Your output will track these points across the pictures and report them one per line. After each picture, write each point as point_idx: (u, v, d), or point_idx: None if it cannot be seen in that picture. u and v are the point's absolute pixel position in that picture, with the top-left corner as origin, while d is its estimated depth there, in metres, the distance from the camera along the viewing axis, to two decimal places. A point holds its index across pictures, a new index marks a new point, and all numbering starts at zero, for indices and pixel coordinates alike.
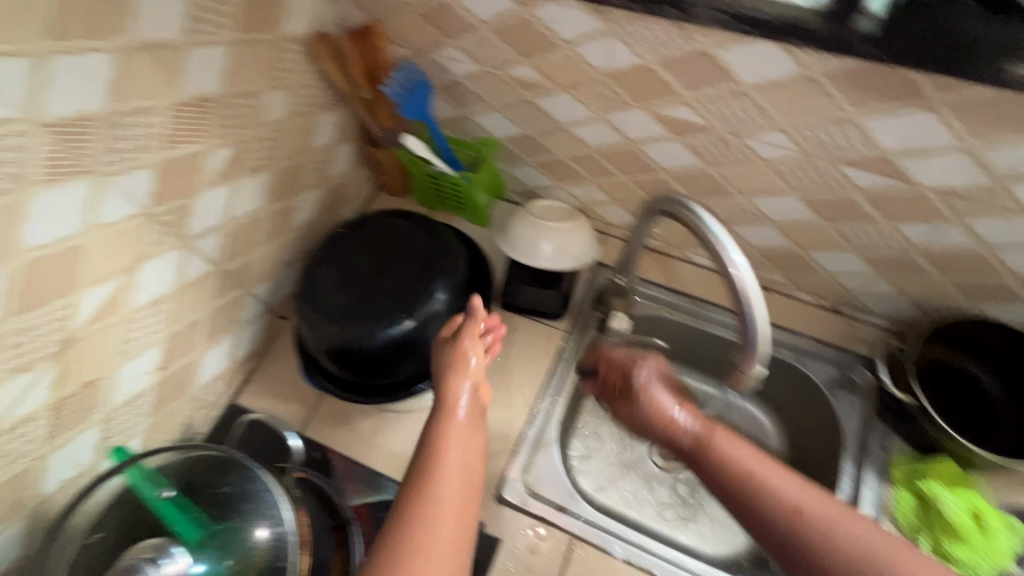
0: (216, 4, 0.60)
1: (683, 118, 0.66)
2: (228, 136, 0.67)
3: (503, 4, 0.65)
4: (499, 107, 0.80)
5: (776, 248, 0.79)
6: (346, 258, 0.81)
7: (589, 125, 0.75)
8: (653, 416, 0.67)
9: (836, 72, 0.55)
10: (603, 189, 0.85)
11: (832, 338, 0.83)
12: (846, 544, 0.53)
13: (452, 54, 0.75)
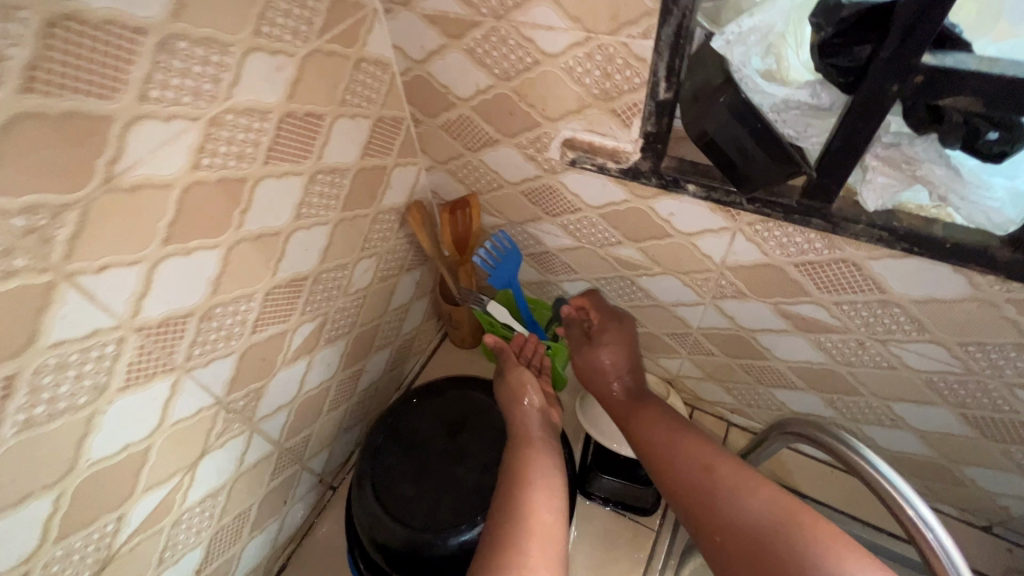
0: (325, 188, 0.59)
1: (811, 317, 0.60)
2: (313, 310, 0.63)
3: (615, 195, 0.61)
4: (591, 279, 0.76)
5: (913, 454, 0.68)
6: (418, 440, 0.72)
7: (694, 308, 0.69)
8: (602, 365, 0.70)
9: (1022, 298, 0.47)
10: (699, 365, 0.79)
11: (986, 566, 0.70)
12: (750, 513, 0.48)
13: (549, 229, 0.72)
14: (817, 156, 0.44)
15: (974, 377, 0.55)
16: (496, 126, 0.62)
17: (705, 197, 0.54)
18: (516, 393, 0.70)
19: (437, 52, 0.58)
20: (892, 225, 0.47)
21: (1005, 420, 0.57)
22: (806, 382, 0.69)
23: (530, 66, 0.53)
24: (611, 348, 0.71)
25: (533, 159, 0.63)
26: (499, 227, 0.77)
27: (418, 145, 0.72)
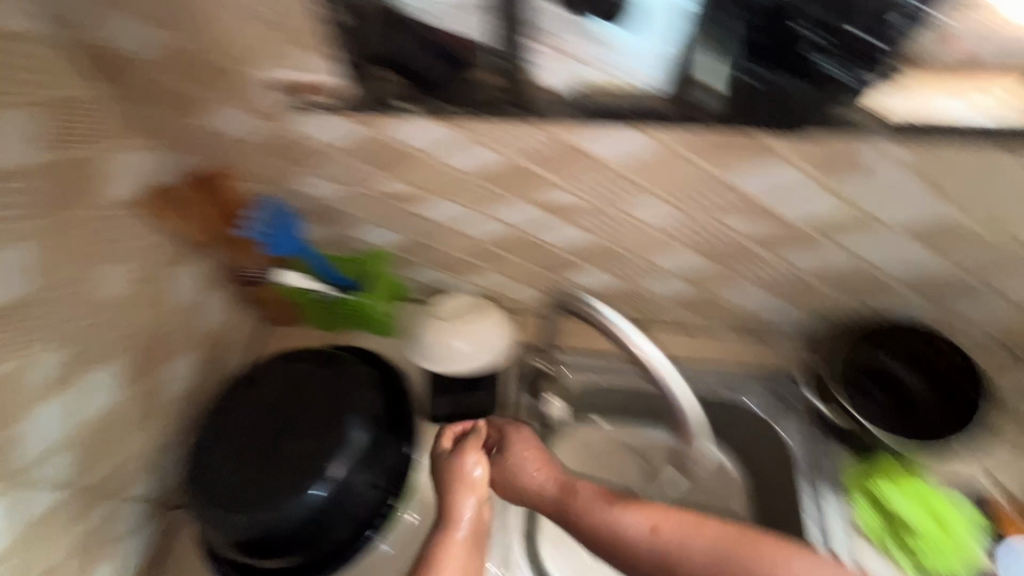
0: (17, 191, 0.61)
1: (559, 200, 0.73)
2: (55, 342, 0.66)
3: (344, 129, 0.69)
4: (380, 218, 0.83)
5: (684, 293, 0.88)
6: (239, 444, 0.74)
7: (467, 221, 0.80)
8: (523, 474, 0.78)
9: (690, 143, 0.63)
10: (502, 275, 0.88)
11: (757, 365, 0.94)
12: (706, 554, 0.65)
13: (314, 180, 0.79)
14: (475, 34, 0.55)
15: (688, 220, 0.73)
16: (252, 131, 0.72)
17: (438, 138, 0.67)
18: (456, 486, 0.77)
19: (98, 16, 0.64)
20: (578, 103, 0.60)
21: (729, 246, 0.77)
22: (590, 261, 0.83)
23: (182, 6, 0.61)
24: (500, 467, 0.80)
25: (296, 138, 0.72)
26: (296, 205, 0.83)
27: (125, 121, 0.75)
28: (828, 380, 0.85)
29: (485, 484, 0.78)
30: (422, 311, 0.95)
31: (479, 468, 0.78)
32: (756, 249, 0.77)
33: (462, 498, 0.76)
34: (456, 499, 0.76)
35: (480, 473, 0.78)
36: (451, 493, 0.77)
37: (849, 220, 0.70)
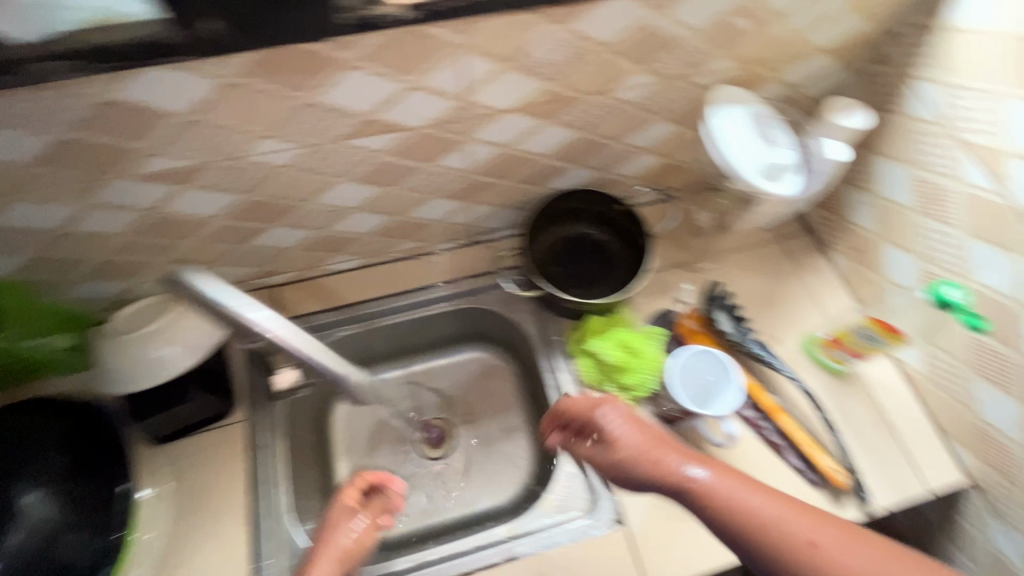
0: None
1: (523, 92, 0.62)
2: None
3: (200, 85, 0.50)
4: (304, 170, 0.64)
5: (655, 155, 0.82)
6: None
7: (418, 145, 0.65)
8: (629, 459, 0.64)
9: (604, 14, 0.56)
10: (464, 200, 0.79)
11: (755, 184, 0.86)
12: None
13: (165, 158, 0.57)
14: None
15: (665, 83, 0.68)
16: (120, 137, 0.53)
17: (385, 66, 0.53)
18: (664, 465, 0.59)
19: None
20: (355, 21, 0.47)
21: (691, 102, 0.73)
22: (567, 161, 0.78)
23: None
24: (626, 423, 0.65)
25: (180, 115, 0.53)
26: (221, 211, 0.67)
27: None
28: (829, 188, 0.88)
29: (663, 452, 0.61)
30: (404, 276, 0.89)
31: (620, 424, 0.65)
32: (691, 102, 0.73)
33: (677, 469, 0.58)
34: (667, 480, 0.58)
35: (700, 464, 0.58)
36: (666, 477, 0.58)
37: (775, 51, 0.69)
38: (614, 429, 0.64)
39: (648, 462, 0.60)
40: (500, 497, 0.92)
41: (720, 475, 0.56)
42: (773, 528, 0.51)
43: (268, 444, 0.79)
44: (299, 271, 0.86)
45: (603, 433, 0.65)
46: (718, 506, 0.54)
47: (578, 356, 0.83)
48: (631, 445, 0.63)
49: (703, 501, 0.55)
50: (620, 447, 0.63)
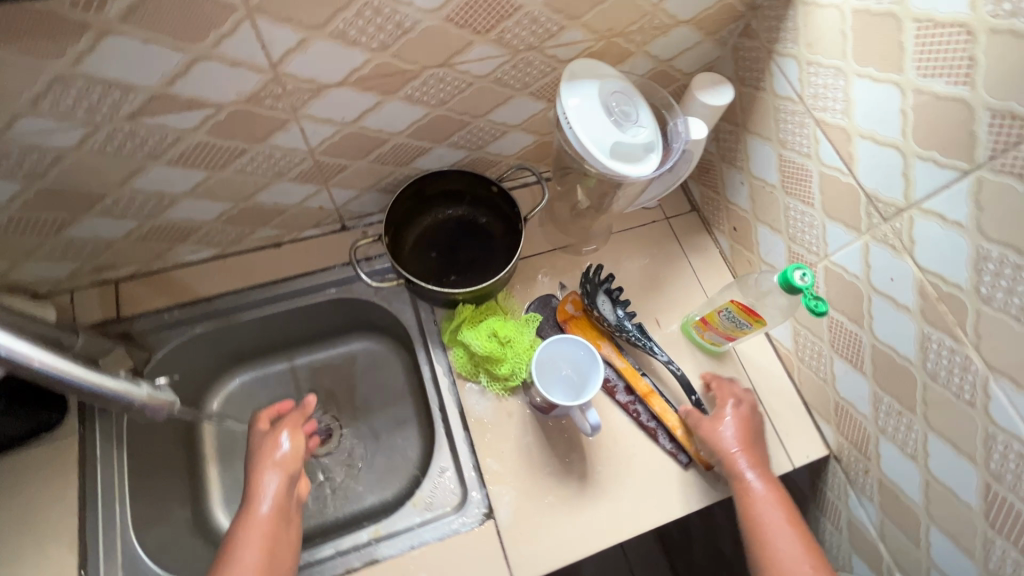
0: None
1: (346, 65, 0.56)
2: None
3: None
4: (100, 152, 0.56)
5: (526, 134, 0.78)
6: (249, 545, 0.61)
7: (236, 124, 0.58)
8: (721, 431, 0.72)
9: None
10: (319, 184, 0.73)
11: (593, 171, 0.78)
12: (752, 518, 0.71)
13: None
14: None
15: (517, 56, 0.64)
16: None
17: (154, 31, 0.46)
18: (736, 467, 0.68)
19: None
20: None
21: (552, 77, 0.69)
22: (428, 140, 0.73)
23: None
24: (741, 417, 0.73)
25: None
26: (7, 199, 0.59)
27: None
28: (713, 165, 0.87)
29: (743, 452, 0.69)
30: (268, 266, 0.82)
31: (734, 426, 0.72)
32: (551, 77, 0.69)
33: (741, 474, 0.68)
34: (731, 470, 0.69)
35: (760, 471, 0.68)
36: (733, 477, 0.68)
37: (632, 25, 0.66)
38: (730, 408, 0.74)
39: (728, 459, 0.69)
40: (387, 492, 0.88)
41: (764, 483, 0.67)
42: (768, 526, 0.64)
43: (108, 454, 0.72)
44: (142, 265, 0.77)
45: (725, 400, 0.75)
46: (750, 517, 0.65)
47: (453, 346, 0.79)
48: (727, 437, 0.70)
49: (744, 497, 0.67)
50: (724, 429, 0.71)
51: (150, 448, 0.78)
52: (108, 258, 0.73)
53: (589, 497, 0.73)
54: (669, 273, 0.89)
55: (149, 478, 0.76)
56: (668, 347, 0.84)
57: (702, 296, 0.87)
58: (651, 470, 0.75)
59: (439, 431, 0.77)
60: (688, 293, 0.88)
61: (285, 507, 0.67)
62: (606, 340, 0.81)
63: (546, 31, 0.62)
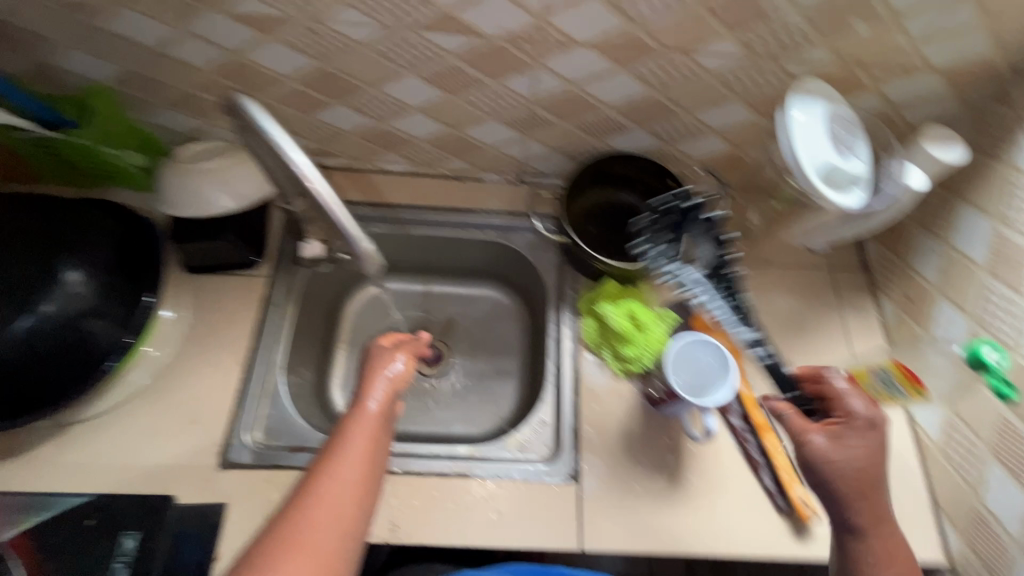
0: None
1: (602, 27, 0.61)
2: None
3: None
4: (375, 53, 0.66)
5: (723, 142, 0.80)
6: (357, 443, 0.61)
7: (487, 57, 0.66)
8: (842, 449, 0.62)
9: None
10: (521, 133, 0.80)
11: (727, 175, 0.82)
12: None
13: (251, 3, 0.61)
14: None
15: (754, 61, 0.65)
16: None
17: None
18: (860, 510, 0.60)
19: None
20: None
21: (776, 92, 0.69)
22: (631, 121, 0.76)
23: None
24: (868, 433, 0.63)
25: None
26: (293, 73, 0.71)
27: None
28: (906, 228, 0.82)
29: (866, 498, 0.60)
30: (446, 195, 0.91)
31: (857, 443, 0.62)
32: (776, 91, 0.69)
33: (860, 518, 0.60)
34: (846, 509, 0.61)
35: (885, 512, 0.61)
36: (852, 517, 0.60)
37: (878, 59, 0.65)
38: (856, 408, 0.65)
39: (852, 496, 0.60)
40: (475, 429, 0.94)
41: (894, 536, 0.60)
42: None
43: (281, 305, 0.84)
44: (352, 160, 0.89)
45: (852, 420, 0.64)
46: (856, 565, 0.59)
47: (585, 317, 0.83)
48: (845, 469, 0.61)
49: (858, 541, 0.60)
50: (845, 455, 0.61)
51: (306, 313, 0.90)
52: (332, 146, 0.86)
53: (675, 500, 0.72)
54: (821, 321, 0.85)
55: (299, 336, 0.88)
56: None
57: (850, 354, 0.82)
58: (744, 500, 0.73)
59: (548, 388, 0.81)
60: (836, 348, 0.83)
61: (387, 419, 0.66)
62: (738, 358, 0.79)
63: (792, 42, 0.63)
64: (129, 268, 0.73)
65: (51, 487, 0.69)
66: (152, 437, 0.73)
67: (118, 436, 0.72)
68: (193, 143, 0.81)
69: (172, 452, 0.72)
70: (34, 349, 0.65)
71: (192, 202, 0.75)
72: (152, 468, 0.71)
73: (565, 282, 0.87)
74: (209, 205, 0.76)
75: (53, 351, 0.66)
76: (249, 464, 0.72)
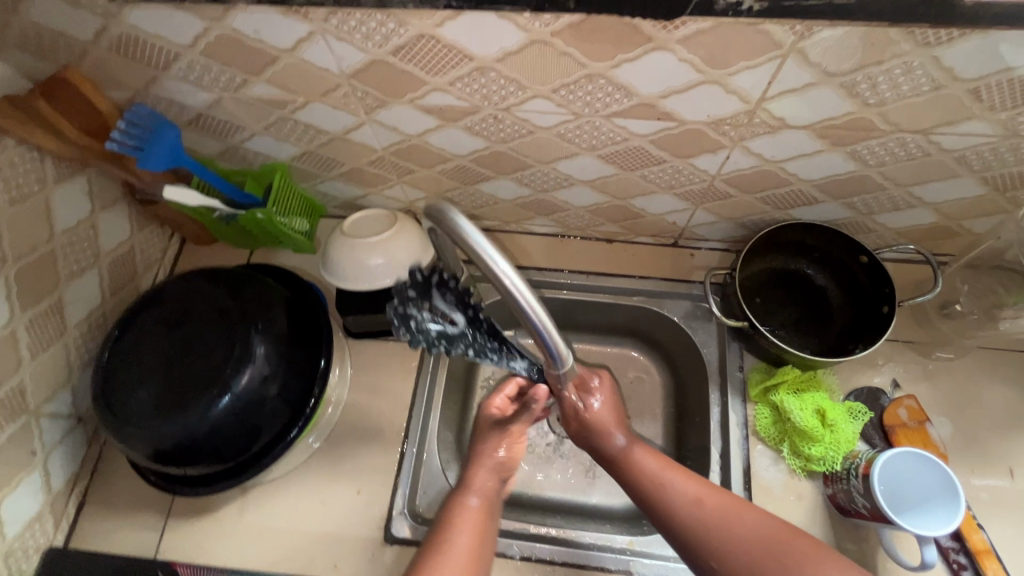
0: None
1: (827, 110, 0.53)
2: (115, 352, 0.71)
3: (511, 36, 0.50)
4: (555, 136, 0.63)
5: (935, 215, 0.69)
6: (460, 542, 0.60)
7: (677, 139, 0.60)
8: (592, 418, 0.68)
9: (982, 50, 0.45)
10: (690, 204, 0.74)
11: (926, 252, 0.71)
12: (739, 535, 0.57)
13: (439, 97, 0.60)
14: None
15: (1008, 139, 0.55)
16: (421, 68, 0.56)
17: (695, 54, 0.49)
18: (608, 437, 0.67)
19: None
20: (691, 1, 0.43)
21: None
22: (826, 194, 0.68)
23: None
24: (604, 386, 0.71)
25: (474, 60, 0.54)
26: (464, 152, 0.69)
27: (130, 54, 0.62)
28: None
29: (616, 419, 0.69)
30: (596, 258, 0.87)
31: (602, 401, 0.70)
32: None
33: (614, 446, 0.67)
34: (600, 442, 0.68)
35: (633, 438, 0.68)
36: (606, 445, 0.68)
37: None
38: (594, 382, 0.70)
39: (599, 431, 0.68)
40: (615, 501, 0.85)
41: (648, 453, 0.66)
42: (662, 488, 0.62)
43: (434, 370, 0.85)
44: (500, 223, 0.87)
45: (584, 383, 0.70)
46: (636, 480, 0.64)
47: (758, 402, 0.76)
48: (601, 413, 0.68)
49: (622, 465, 0.66)
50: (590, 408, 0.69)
51: (453, 376, 0.89)
52: (484, 212, 0.84)
53: None
54: None
55: (446, 399, 0.88)
56: (1017, 504, 0.68)
57: None
58: None
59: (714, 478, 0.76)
60: None
61: (488, 518, 0.64)
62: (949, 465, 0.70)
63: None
64: (303, 341, 0.75)
65: (233, 550, 0.73)
66: (323, 503, 0.75)
67: (293, 501, 0.75)
68: (355, 211, 0.84)
69: (339, 522, 0.74)
70: (225, 431, 0.68)
71: (359, 277, 0.77)
72: (324, 536, 0.73)
73: (728, 359, 0.80)
74: (375, 282, 0.76)
75: (246, 432, 0.69)
76: (412, 539, 0.72)
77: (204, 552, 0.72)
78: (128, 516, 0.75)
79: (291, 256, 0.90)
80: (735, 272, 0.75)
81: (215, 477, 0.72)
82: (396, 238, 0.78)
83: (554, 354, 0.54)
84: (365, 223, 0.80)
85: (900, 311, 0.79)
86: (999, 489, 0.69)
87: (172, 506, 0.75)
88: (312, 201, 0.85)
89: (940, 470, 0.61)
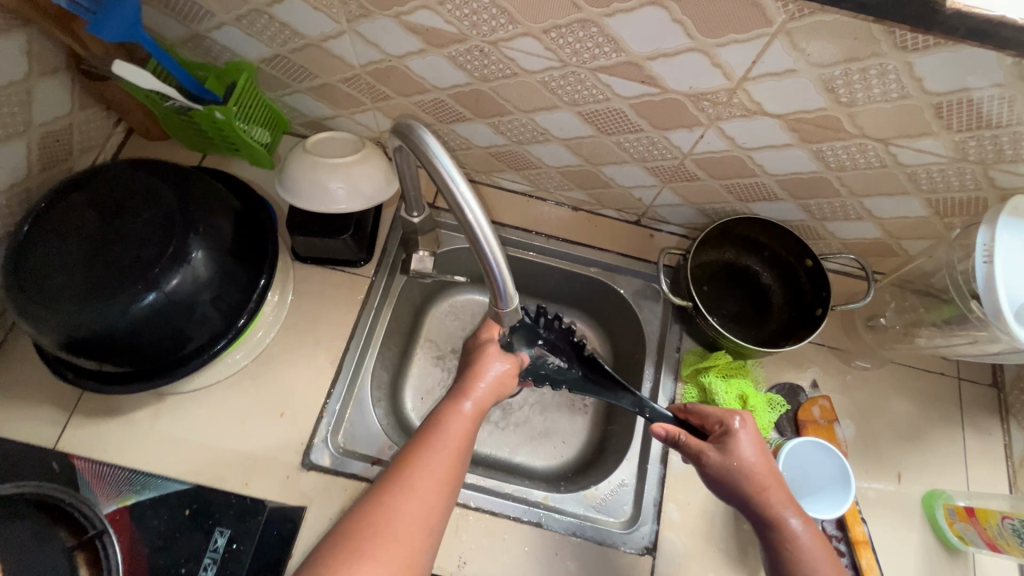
0: None
1: (802, 100, 0.55)
2: (36, 230, 0.66)
3: None
4: (538, 83, 0.62)
5: (881, 230, 0.73)
6: (449, 439, 0.57)
7: (658, 108, 0.61)
8: (747, 471, 0.58)
9: (949, 65, 0.47)
10: (658, 181, 0.75)
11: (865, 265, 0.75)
12: None
13: (426, 16, 0.57)
14: None
15: (957, 163, 0.58)
16: None
17: (689, 16, 0.49)
18: (767, 503, 0.57)
19: None
20: None
21: (965, 196, 0.63)
22: (786, 193, 0.70)
23: None
24: (756, 435, 0.61)
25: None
26: (444, 85, 0.67)
27: None
28: None
29: (775, 480, 0.58)
30: (559, 223, 0.87)
31: (752, 449, 0.60)
32: (967, 194, 0.62)
33: (776, 517, 0.57)
34: (763, 509, 0.57)
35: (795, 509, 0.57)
36: (763, 508, 0.57)
37: None
38: (742, 428, 0.61)
39: (757, 491, 0.57)
40: (537, 461, 0.87)
41: (808, 528, 0.56)
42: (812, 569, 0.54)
43: (379, 307, 0.83)
44: (472, 171, 0.85)
45: (732, 432, 0.61)
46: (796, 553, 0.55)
47: (687, 382, 0.79)
48: (755, 466, 0.58)
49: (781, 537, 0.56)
50: (741, 457, 0.59)
51: (397, 318, 0.88)
52: (455, 156, 0.82)
53: None
54: (937, 436, 0.78)
55: (387, 339, 0.86)
56: (897, 505, 0.74)
57: (964, 481, 0.76)
58: None
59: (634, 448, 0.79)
60: (950, 470, 0.77)
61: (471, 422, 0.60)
62: None
63: (1014, 154, 0.55)
64: (246, 253, 0.72)
65: (138, 454, 0.70)
66: (242, 420, 0.73)
67: (211, 414, 0.73)
68: (322, 130, 0.80)
69: (256, 441, 0.72)
70: (149, 330, 0.64)
71: (315, 198, 0.73)
72: (239, 453, 0.71)
73: (668, 340, 0.83)
74: (329, 207, 0.73)
75: (171, 335, 0.66)
76: (330, 468, 0.71)
77: (107, 452, 0.69)
78: (26, 407, 0.70)
79: (246, 167, 0.86)
80: (689, 256, 0.77)
81: (131, 378, 0.68)
82: (360, 164, 0.74)
83: (502, 290, 0.54)
84: (330, 144, 0.77)
85: (831, 318, 0.84)
86: (884, 491, 0.75)
87: (78, 403, 0.71)
88: (276, 111, 0.81)
89: (837, 460, 0.66)
